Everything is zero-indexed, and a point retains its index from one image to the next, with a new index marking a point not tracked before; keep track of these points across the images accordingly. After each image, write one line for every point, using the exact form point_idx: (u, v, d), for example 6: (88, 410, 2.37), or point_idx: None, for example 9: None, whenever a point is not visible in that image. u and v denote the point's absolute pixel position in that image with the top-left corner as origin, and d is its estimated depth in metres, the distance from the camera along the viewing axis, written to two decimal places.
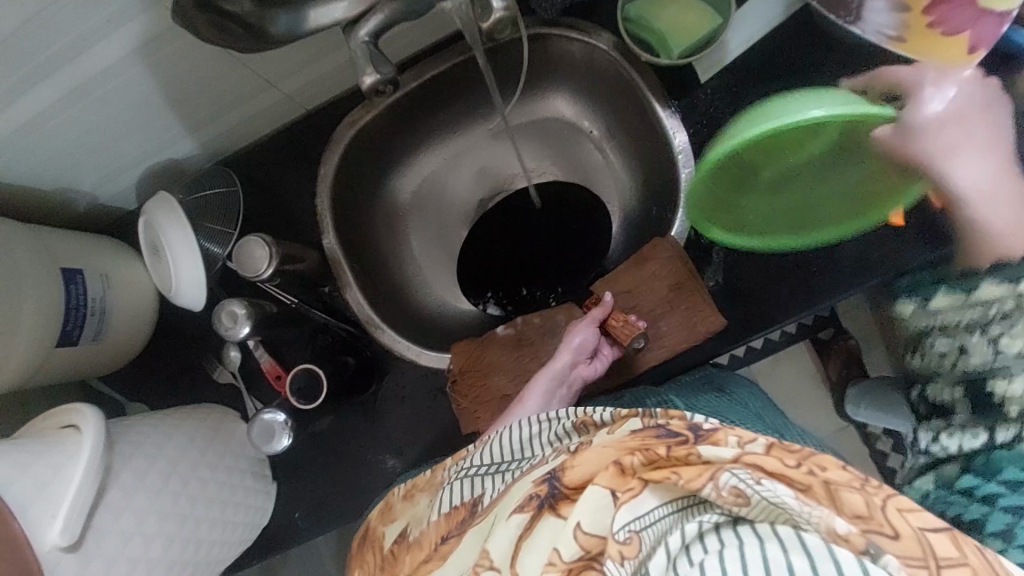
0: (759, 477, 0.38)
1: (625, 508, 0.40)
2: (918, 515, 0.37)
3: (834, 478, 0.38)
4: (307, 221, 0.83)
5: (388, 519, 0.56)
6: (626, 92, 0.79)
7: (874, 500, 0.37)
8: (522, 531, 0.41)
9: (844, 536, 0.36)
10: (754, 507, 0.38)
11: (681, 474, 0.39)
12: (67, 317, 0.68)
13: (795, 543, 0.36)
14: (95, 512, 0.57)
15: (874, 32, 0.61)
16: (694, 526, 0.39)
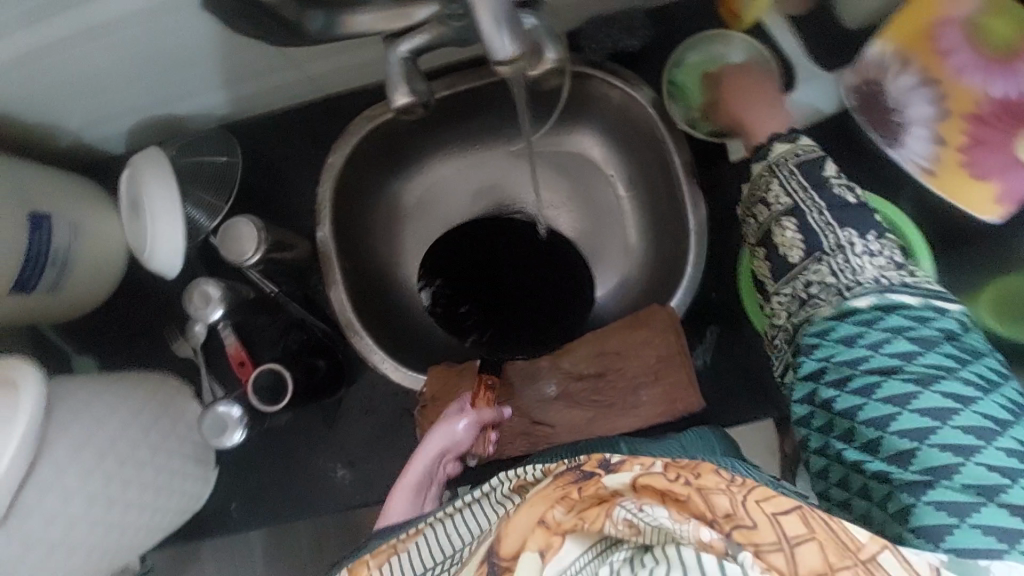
0: (643, 504, 0.40)
1: (550, 563, 0.39)
2: (774, 501, 0.40)
3: (706, 483, 0.41)
4: (305, 207, 0.80)
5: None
6: (655, 150, 0.78)
7: (738, 498, 0.40)
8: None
9: (710, 543, 0.38)
10: (649, 534, 0.40)
11: (588, 518, 0.41)
12: (27, 264, 0.63)
13: (676, 559, 0.38)
14: (20, 491, 0.52)
15: (909, 159, 0.69)
16: (607, 568, 0.40)
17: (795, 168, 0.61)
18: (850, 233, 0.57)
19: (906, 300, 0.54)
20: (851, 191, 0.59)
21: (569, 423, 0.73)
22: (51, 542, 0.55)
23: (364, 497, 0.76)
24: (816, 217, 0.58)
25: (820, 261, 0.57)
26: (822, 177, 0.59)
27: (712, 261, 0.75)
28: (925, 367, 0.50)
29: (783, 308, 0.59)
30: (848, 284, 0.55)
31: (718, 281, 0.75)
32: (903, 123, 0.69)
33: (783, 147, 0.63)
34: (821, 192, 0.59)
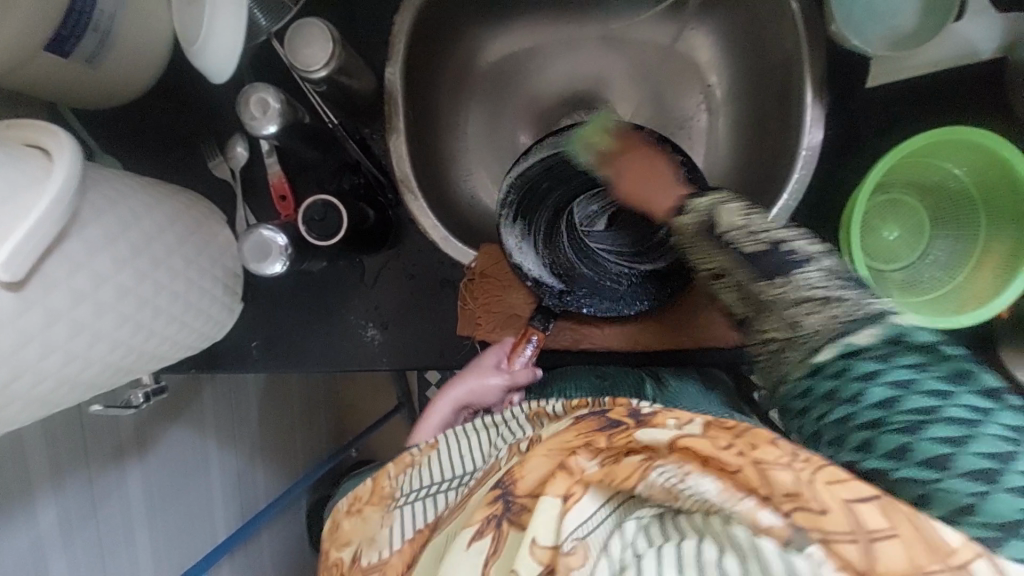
0: (687, 473, 0.38)
1: (571, 514, 0.38)
2: (848, 486, 0.35)
3: (763, 456, 0.37)
4: (376, 38, 0.70)
5: (340, 543, 0.50)
6: (773, 61, 0.70)
7: (802, 475, 0.36)
8: (489, 557, 0.40)
9: (767, 528, 0.35)
10: (685, 500, 0.39)
11: (619, 472, 0.39)
12: (66, 19, 0.54)
13: (729, 540, 0.36)
14: (47, 258, 0.45)
15: None
16: (631, 525, 0.40)
17: (711, 223, 0.55)
18: (828, 296, 0.52)
19: (863, 335, 0.50)
20: (820, 267, 0.52)
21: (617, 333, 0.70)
22: (80, 325, 0.48)
23: (392, 363, 0.73)
24: (741, 244, 0.54)
25: (815, 313, 0.52)
26: (723, 230, 0.54)
27: (811, 195, 0.69)
28: (897, 372, 0.49)
29: (772, 327, 0.55)
30: (797, 297, 0.53)
31: (811, 218, 0.69)
32: None
33: (700, 200, 0.56)
34: (783, 270, 0.53)
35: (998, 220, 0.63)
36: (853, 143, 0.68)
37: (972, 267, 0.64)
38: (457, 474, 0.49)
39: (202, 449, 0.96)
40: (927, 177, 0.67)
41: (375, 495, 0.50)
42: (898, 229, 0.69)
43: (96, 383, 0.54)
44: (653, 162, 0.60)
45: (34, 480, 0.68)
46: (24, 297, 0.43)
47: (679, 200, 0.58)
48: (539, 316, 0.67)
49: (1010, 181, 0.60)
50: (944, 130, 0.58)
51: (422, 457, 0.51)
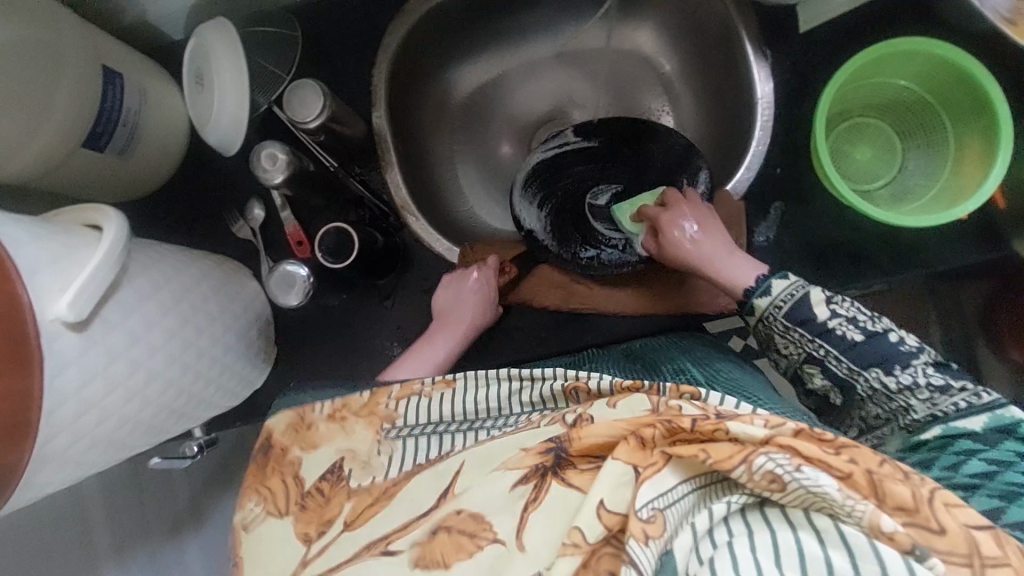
0: (800, 464, 0.36)
1: (648, 484, 0.37)
2: (963, 510, 0.37)
3: (878, 470, 0.38)
4: (362, 90, 0.79)
5: (309, 444, 0.55)
6: (714, 31, 0.77)
7: (921, 492, 0.37)
8: (528, 502, 0.41)
9: (888, 534, 0.35)
10: (790, 492, 0.36)
11: (712, 453, 0.37)
12: (99, 118, 0.63)
13: (834, 536, 0.36)
14: (105, 303, 0.50)
15: (992, 7, 0.63)
16: (722, 506, 0.38)
17: (787, 312, 0.58)
18: (839, 357, 0.56)
19: (973, 424, 0.52)
20: (855, 328, 0.56)
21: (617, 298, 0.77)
22: (136, 364, 0.52)
23: None
24: (826, 350, 0.57)
25: (823, 374, 0.59)
26: (817, 321, 0.56)
27: (777, 137, 0.74)
28: (973, 443, 0.51)
29: (875, 413, 0.58)
30: (894, 390, 0.55)
31: (784, 157, 0.74)
32: None
33: (768, 291, 0.59)
34: (823, 338, 0.56)
35: (961, 118, 0.66)
36: (805, 82, 0.73)
37: (955, 168, 0.67)
38: (466, 420, 0.52)
39: None
40: (881, 96, 0.71)
41: (368, 412, 0.54)
42: (870, 150, 0.72)
43: (154, 426, 0.57)
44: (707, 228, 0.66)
45: (101, 556, 0.70)
46: (88, 338, 0.48)
47: (753, 284, 0.61)
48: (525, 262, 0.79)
49: (958, 78, 0.63)
50: (879, 45, 0.63)
51: (432, 392, 0.53)
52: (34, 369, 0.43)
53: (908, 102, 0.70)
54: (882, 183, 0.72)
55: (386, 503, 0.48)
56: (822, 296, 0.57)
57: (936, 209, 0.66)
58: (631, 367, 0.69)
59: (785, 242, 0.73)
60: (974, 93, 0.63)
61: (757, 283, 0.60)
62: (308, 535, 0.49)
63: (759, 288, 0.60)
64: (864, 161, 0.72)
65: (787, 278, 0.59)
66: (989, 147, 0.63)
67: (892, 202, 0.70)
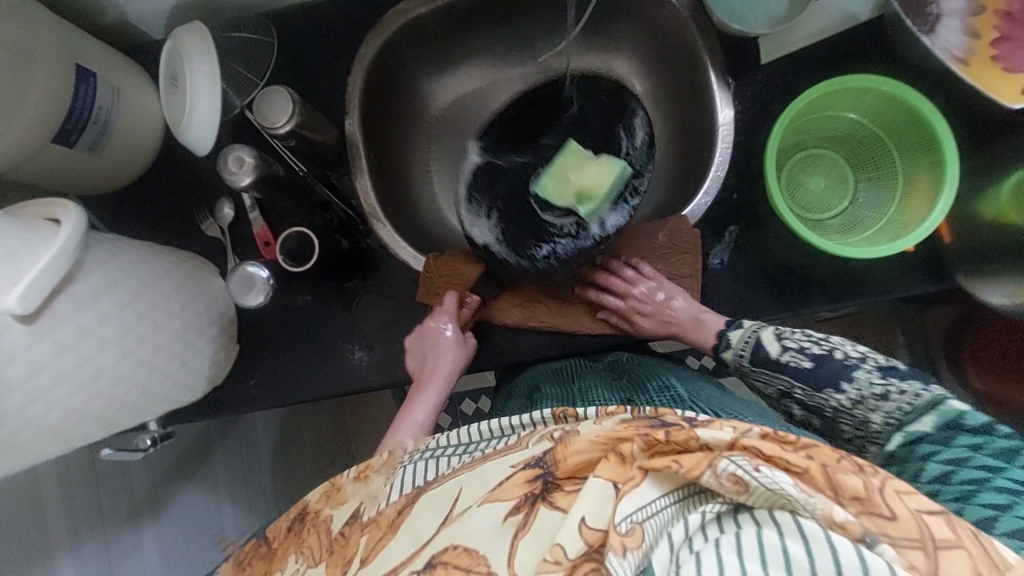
0: (758, 464, 0.38)
1: (627, 497, 0.38)
2: (914, 497, 0.39)
3: (828, 461, 0.39)
4: (337, 97, 0.81)
5: (337, 501, 0.55)
6: (680, 57, 0.79)
7: (873, 483, 0.39)
8: (518, 529, 0.41)
9: (841, 523, 0.36)
10: (756, 494, 0.37)
11: (683, 463, 0.39)
12: (70, 115, 0.65)
13: (791, 526, 0.35)
14: (57, 297, 0.51)
15: (944, 48, 0.67)
16: (697, 516, 0.38)
17: (748, 355, 0.65)
18: (801, 387, 0.61)
19: (922, 425, 0.54)
20: (802, 355, 0.61)
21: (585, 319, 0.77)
22: (86, 357, 0.54)
23: (379, 378, 0.79)
24: (789, 382, 0.62)
25: (801, 407, 0.62)
26: (768, 356, 0.63)
27: (736, 163, 0.76)
28: (929, 444, 0.53)
29: (849, 431, 0.60)
30: (851, 405, 0.58)
31: (742, 183, 0.76)
32: (938, 13, 0.68)
33: (729, 342, 0.67)
34: (780, 370, 0.62)
35: (908, 151, 0.68)
36: (764, 111, 0.75)
37: (902, 200, 0.69)
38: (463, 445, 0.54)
39: (217, 509, 0.99)
40: (835, 128, 0.73)
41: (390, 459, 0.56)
42: (824, 180, 0.75)
43: (105, 417, 0.59)
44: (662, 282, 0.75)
45: (54, 543, 0.71)
46: (36, 329, 0.49)
47: (716, 340, 0.69)
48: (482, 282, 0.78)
49: (904, 114, 0.66)
50: (830, 81, 0.66)
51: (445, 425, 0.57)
52: None
53: (861, 134, 0.72)
54: (834, 213, 0.74)
55: (396, 535, 0.46)
56: (767, 331, 0.64)
57: (881, 241, 0.69)
58: (621, 383, 0.72)
59: (739, 265, 0.75)
60: (919, 130, 0.65)
61: (719, 337, 0.69)
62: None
63: (724, 339, 0.68)
64: (816, 191, 0.75)
65: (740, 325, 0.67)
66: (934, 180, 0.65)
67: (843, 231, 0.73)
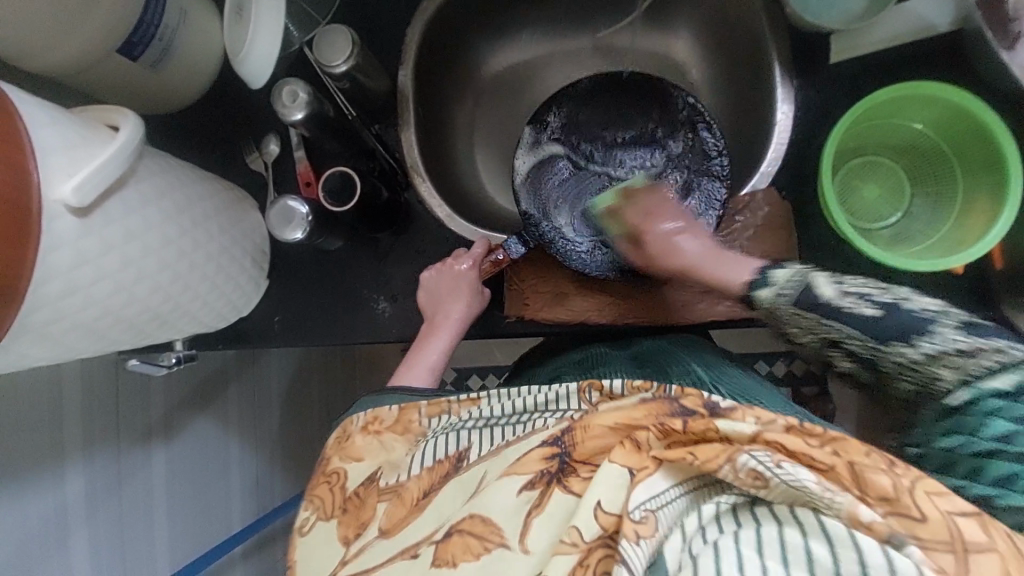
0: (780, 460, 0.37)
1: (641, 486, 0.38)
2: (946, 499, 0.38)
3: (860, 460, 0.39)
4: (393, 47, 0.81)
5: (348, 456, 0.56)
6: (743, 48, 0.78)
7: (902, 482, 0.38)
8: (532, 507, 0.41)
9: (868, 523, 0.34)
10: (776, 489, 0.36)
11: (698, 455, 0.38)
12: (137, 28, 0.66)
13: (816, 526, 0.34)
14: (108, 197, 0.52)
15: (1022, 67, 0.63)
16: (711, 507, 0.38)
17: (791, 298, 0.56)
18: (854, 336, 0.53)
19: (1004, 383, 0.49)
20: (867, 303, 0.53)
21: (662, 301, 0.74)
22: (126, 261, 0.55)
23: (401, 331, 0.80)
24: (830, 325, 0.54)
25: (849, 357, 0.55)
26: (821, 299, 0.54)
27: (788, 161, 0.74)
28: (1000, 402, 0.49)
29: (878, 375, 0.54)
30: (919, 362, 0.51)
31: (791, 183, 0.74)
32: (1022, 30, 0.63)
33: (771, 279, 0.58)
34: (826, 311, 0.54)
35: (971, 168, 0.66)
36: (824, 113, 0.74)
37: (959, 219, 0.67)
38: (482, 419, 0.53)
39: (223, 443, 1.00)
40: (897, 137, 0.72)
41: (401, 428, 0.57)
42: (877, 189, 0.73)
43: (135, 324, 0.60)
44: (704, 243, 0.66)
45: (68, 445, 0.73)
46: (87, 224, 0.50)
47: (754, 274, 0.59)
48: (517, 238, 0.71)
49: (972, 129, 0.64)
50: (895, 86, 0.64)
51: (459, 410, 0.56)
52: (31, 244, 0.45)
53: (921, 145, 0.71)
54: (883, 222, 0.72)
55: (419, 514, 0.47)
56: (822, 271, 0.55)
57: (928, 258, 0.67)
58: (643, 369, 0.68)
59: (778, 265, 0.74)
60: (986, 148, 0.63)
61: (759, 273, 0.59)
62: (348, 537, 0.51)
63: (760, 277, 0.59)
64: (874, 195, 0.73)
65: (790, 265, 0.57)
66: (996, 201, 0.63)
67: (892, 244, 0.71)
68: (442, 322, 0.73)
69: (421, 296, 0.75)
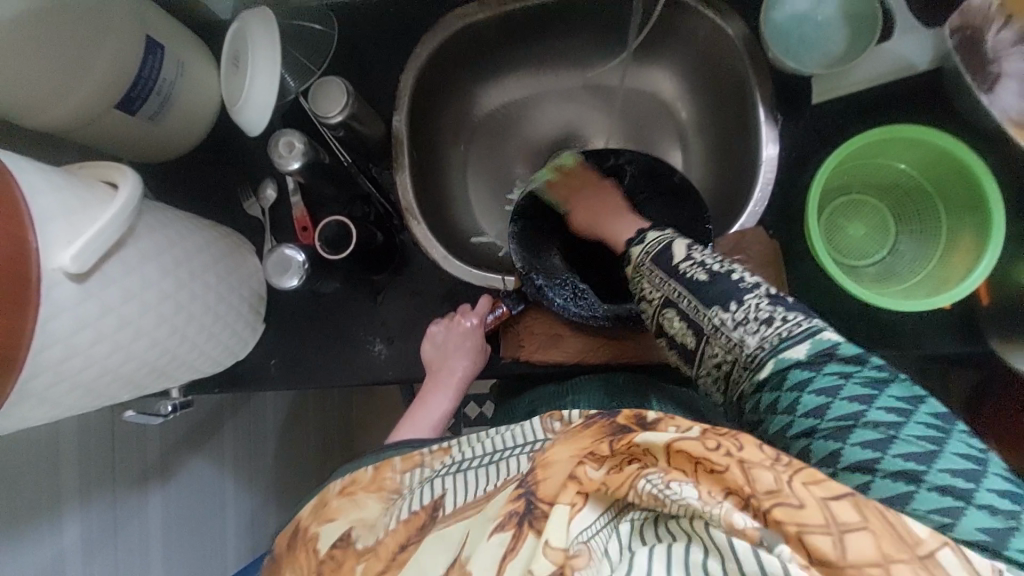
0: (672, 480, 0.38)
1: (577, 518, 0.38)
2: (821, 486, 0.39)
3: (748, 457, 0.39)
4: (387, 91, 0.82)
5: (325, 518, 0.54)
6: (728, 88, 0.80)
7: (782, 476, 0.39)
8: (506, 552, 0.38)
9: (741, 531, 0.35)
10: (674, 509, 0.37)
11: (611, 483, 0.39)
12: (135, 84, 0.67)
13: (713, 543, 0.36)
14: (107, 259, 0.53)
15: (999, 110, 0.67)
16: (626, 526, 0.40)
17: (653, 259, 0.61)
18: (692, 298, 0.56)
19: (797, 352, 0.51)
20: (702, 268, 0.57)
21: (656, 341, 0.75)
22: (126, 319, 0.55)
23: (397, 372, 0.80)
24: (677, 292, 0.57)
25: (679, 319, 0.58)
26: (671, 261, 0.59)
27: (776, 200, 0.76)
28: (804, 373, 0.50)
29: (718, 359, 0.55)
30: (730, 326, 0.54)
31: (779, 220, 0.76)
32: (998, 73, 0.67)
33: (640, 241, 0.64)
34: (682, 277, 0.58)
35: (954, 208, 0.68)
36: (809, 152, 0.75)
37: (946, 256, 0.68)
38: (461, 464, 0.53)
39: (220, 481, 1.00)
40: (881, 176, 0.73)
41: (376, 486, 0.56)
42: (864, 226, 0.75)
43: (132, 379, 0.60)
44: (604, 206, 0.74)
45: (64, 497, 0.73)
46: (86, 288, 0.51)
47: (632, 237, 0.67)
48: (514, 295, 0.76)
49: (953, 170, 0.65)
50: (879, 129, 0.66)
51: (432, 461, 0.57)
52: (30, 314, 0.45)
53: (905, 185, 0.72)
54: (871, 259, 0.74)
55: (398, 568, 0.46)
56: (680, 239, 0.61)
57: (917, 295, 0.68)
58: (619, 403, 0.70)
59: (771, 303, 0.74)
60: (968, 188, 0.65)
61: (636, 236, 0.66)
62: None
63: (637, 240, 0.65)
64: (863, 233, 0.75)
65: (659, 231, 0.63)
66: (979, 241, 0.64)
67: (881, 281, 0.72)
68: (445, 378, 0.74)
69: (427, 349, 0.76)
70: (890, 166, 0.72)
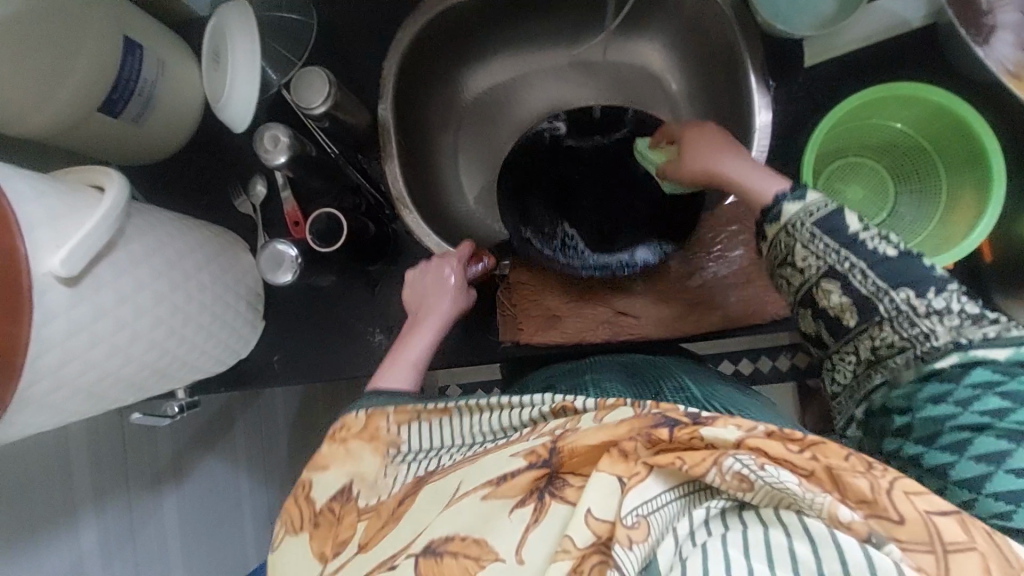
0: (763, 463, 0.36)
1: (632, 493, 0.37)
2: (923, 497, 0.37)
3: (838, 463, 0.38)
4: (371, 79, 0.81)
5: (317, 466, 0.55)
6: (717, 55, 0.78)
7: (880, 483, 0.37)
8: (530, 522, 0.40)
9: (847, 524, 0.35)
10: (759, 492, 0.37)
11: (686, 459, 0.37)
12: (116, 86, 0.66)
13: (798, 529, 0.35)
14: (97, 263, 0.53)
15: (998, 61, 0.63)
16: (702, 512, 0.38)
17: (817, 219, 0.54)
18: (866, 270, 0.53)
19: (996, 354, 0.50)
20: (889, 243, 0.53)
21: (654, 316, 0.74)
22: (122, 322, 0.56)
23: None
24: (855, 266, 0.53)
25: (843, 292, 0.54)
26: (849, 230, 0.53)
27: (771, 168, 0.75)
28: (990, 374, 0.50)
29: (890, 342, 0.53)
30: (920, 313, 0.52)
31: None
32: (993, 25, 0.64)
33: (795, 201, 0.56)
34: (852, 246, 0.53)
35: (953, 164, 0.66)
36: (803, 117, 0.74)
37: (947, 214, 0.67)
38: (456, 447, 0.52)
39: (234, 479, 1.01)
40: (877, 137, 0.72)
41: (369, 435, 0.55)
42: (860, 189, 0.74)
43: (134, 382, 0.61)
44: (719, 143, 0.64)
45: (80, 501, 0.74)
46: (78, 292, 0.51)
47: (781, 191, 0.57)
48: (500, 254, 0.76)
49: (951, 127, 0.64)
50: (872, 89, 0.64)
51: (431, 418, 0.54)
52: (23, 320, 0.46)
53: (903, 145, 0.71)
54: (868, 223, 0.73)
55: (396, 524, 0.47)
56: None
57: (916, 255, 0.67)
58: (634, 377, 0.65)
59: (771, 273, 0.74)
60: (967, 143, 0.63)
61: (774, 201, 0.57)
62: (323, 553, 0.50)
63: (791, 195, 0.56)
64: (860, 196, 0.73)
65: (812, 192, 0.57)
66: (979, 197, 0.62)
67: None
68: (423, 321, 0.70)
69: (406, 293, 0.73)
70: (883, 127, 0.70)
